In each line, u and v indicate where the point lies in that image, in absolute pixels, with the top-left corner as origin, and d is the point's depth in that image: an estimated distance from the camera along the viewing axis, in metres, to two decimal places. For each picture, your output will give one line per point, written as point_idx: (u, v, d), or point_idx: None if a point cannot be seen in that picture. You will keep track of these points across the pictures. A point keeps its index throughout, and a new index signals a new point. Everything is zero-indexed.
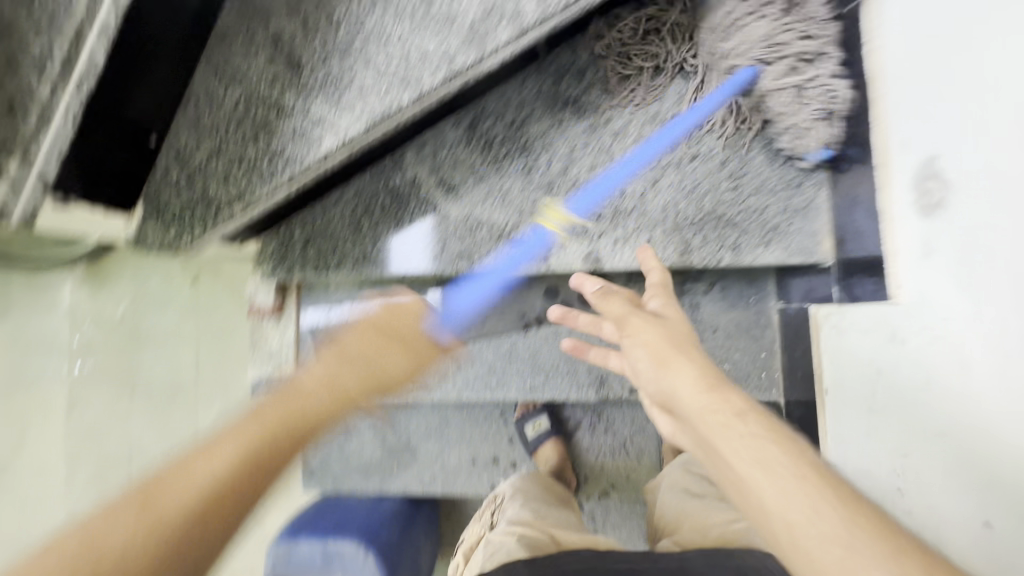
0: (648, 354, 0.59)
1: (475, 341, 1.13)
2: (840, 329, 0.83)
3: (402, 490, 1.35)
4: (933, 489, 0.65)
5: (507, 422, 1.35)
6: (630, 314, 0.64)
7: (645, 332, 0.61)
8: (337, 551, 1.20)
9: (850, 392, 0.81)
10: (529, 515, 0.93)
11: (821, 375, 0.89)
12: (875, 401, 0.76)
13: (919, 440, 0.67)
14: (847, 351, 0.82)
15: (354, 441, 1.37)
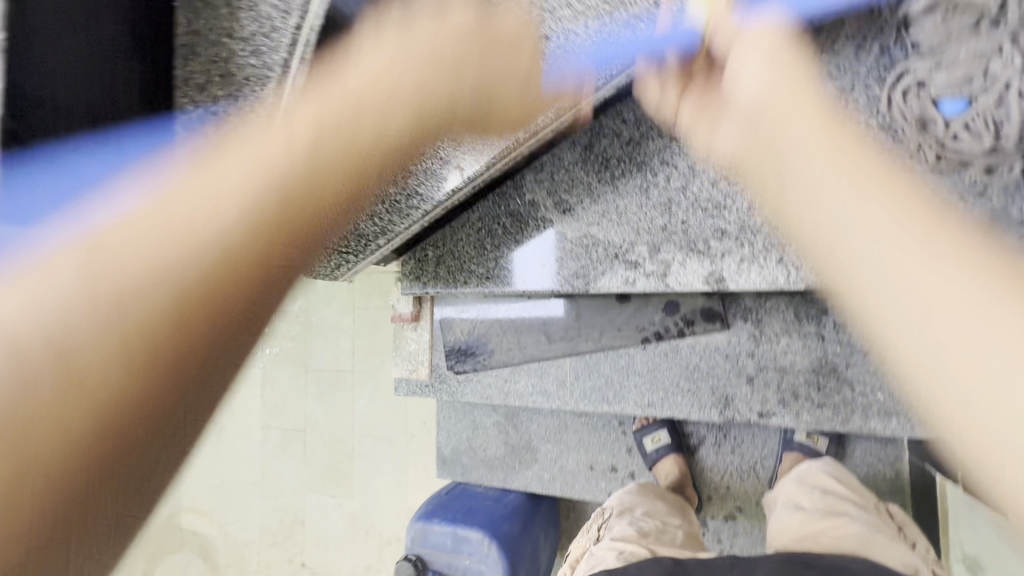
0: (770, 85, 0.61)
1: (593, 352, 1.14)
2: None
3: (524, 486, 1.43)
4: None
5: (626, 432, 1.35)
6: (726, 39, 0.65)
7: (749, 46, 0.62)
8: (464, 537, 1.29)
9: None
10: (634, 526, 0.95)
11: None
12: None
13: None
14: None
15: (481, 436, 1.49)
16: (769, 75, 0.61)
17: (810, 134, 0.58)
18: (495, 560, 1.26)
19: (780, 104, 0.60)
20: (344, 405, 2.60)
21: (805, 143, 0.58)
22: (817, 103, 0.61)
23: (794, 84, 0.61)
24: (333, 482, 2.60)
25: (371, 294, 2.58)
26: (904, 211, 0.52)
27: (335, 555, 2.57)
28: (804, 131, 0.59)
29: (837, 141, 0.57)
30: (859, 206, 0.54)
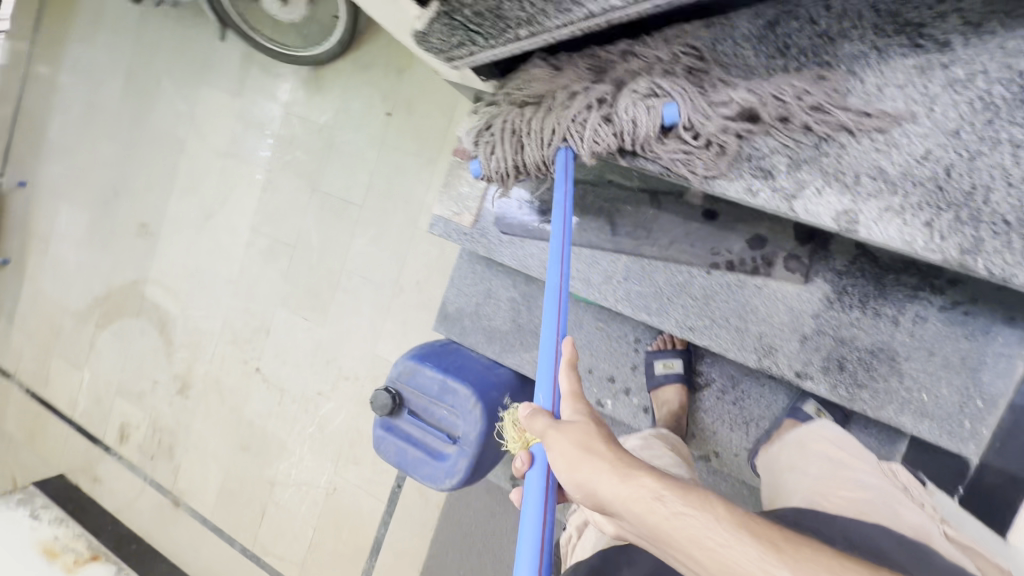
0: (568, 456, 0.68)
1: (654, 259, 1.07)
2: None
3: (516, 366, 1.43)
4: None
5: (638, 350, 1.33)
6: (549, 431, 0.72)
7: (560, 444, 0.70)
8: (452, 389, 1.27)
9: None
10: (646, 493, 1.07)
11: None
12: None
13: None
14: None
15: (490, 305, 1.45)
16: (561, 439, 0.70)
17: (601, 476, 0.65)
18: (476, 419, 1.24)
19: (574, 467, 0.67)
20: (342, 237, 2.52)
21: (600, 482, 0.65)
22: (598, 436, 0.70)
23: (578, 433, 0.70)
24: (308, 306, 2.58)
25: (403, 135, 2.40)
26: (676, 494, 0.61)
27: (290, 372, 2.62)
28: (604, 486, 0.65)
29: (615, 468, 0.66)
30: (688, 541, 0.58)
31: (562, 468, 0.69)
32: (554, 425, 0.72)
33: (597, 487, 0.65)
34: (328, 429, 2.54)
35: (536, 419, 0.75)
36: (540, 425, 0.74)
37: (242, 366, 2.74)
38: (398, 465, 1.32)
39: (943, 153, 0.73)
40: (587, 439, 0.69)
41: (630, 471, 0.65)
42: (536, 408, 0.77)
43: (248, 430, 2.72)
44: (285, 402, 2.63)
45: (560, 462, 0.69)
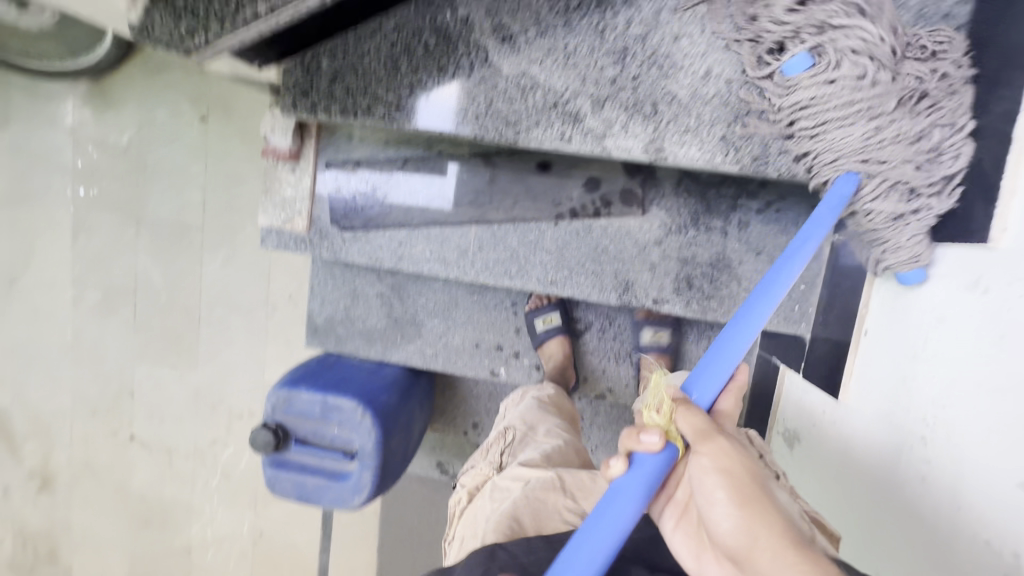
0: (736, 491, 0.51)
1: (502, 223, 1.06)
2: (903, 275, 0.78)
3: (404, 360, 1.37)
4: (958, 450, 0.64)
5: (517, 313, 1.33)
6: (718, 434, 0.55)
7: (734, 462, 0.53)
8: (336, 406, 1.19)
9: (896, 337, 0.78)
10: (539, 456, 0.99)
11: (864, 315, 0.86)
12: (924, 346, 0.72)
13: (958, 404, 0.65)
14: (902, 298, 0.78)
15: (360, 305, 1.36)
16: (730, 459, 0.53)
17: (770, 528, 0.49)
18: (369, 429, 1.18)
19: (742, 504, 0.51)
20: (189, 267, 2.23)
21: (762, 540, 0.48)
22: (768, 480, 0.54)
23: (754, 471, 0.54)
24: (172, 352, 2.28)
25: (228, 139, 2.13)
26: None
27: (173, 429, 2.33)
28: (769, 548, 0.47)
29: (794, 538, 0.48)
30: None
31: (720, 493, 0.52)
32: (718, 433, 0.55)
33: (760, 539, 0.48)
34: (235, 476, 2.32)
35: (688, 413, 0.58)
36: (695, 424, 0.56)
37: (112, 438, 2.38)
38: (300, 498, 1.23)
39: (720, 69, 0.76)
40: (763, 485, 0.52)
41: (823, 563, 0.46)
42: (693, 405, 0.59)
43: (143, 504, 2.41)
44: (177, 462, 2.35)
45: (716, 481, 0.52)
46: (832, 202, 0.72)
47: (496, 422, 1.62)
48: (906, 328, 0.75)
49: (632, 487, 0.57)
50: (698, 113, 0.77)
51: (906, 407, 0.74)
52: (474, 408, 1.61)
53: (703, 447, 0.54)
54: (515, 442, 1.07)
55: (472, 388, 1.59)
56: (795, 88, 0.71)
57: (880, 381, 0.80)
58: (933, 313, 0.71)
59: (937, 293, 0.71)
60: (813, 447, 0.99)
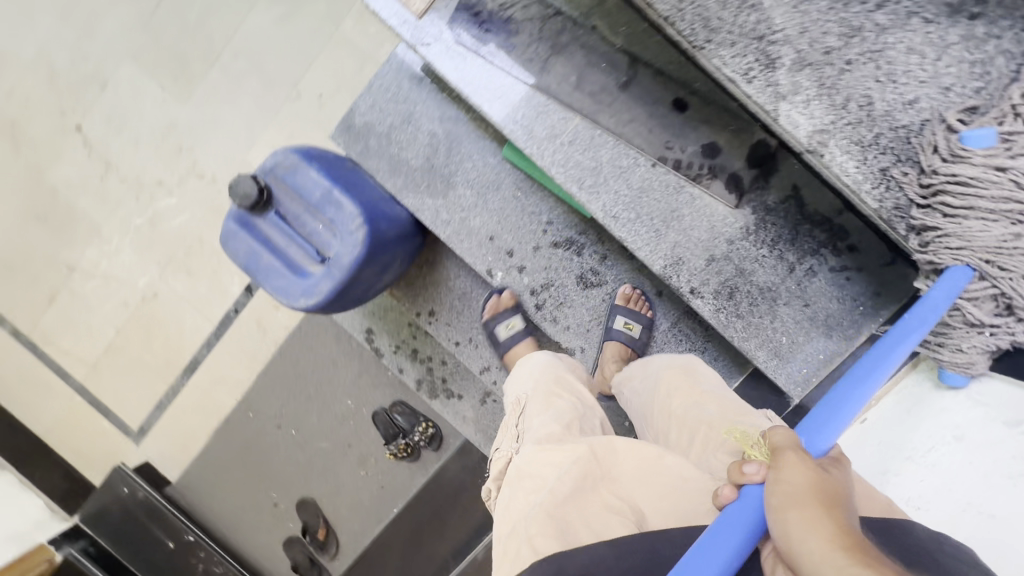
0: (806, 502, 0.57)
1: (606, 132, 0.97)
2: (938, 386, 0.80)
3: (415, 209, 1.27)
4: None
5: (546, 233, 1.25)
6: (795, 453, 0.62)
7: (806, 477, 0.59)
8: (337, 202, 1.07)
9: (896, 434, 0.81)
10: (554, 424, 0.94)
11: (870, 404, 0.89)
12: (924, 454, 0.76)
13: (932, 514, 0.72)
14: (926, 406, 0.80)
15: (406, 132, 1.25)
16: (798, 473, 0.60)
17: (819, 528, 0.55)
18: (355, 244, 1.08)
19: (789, 510, 0.57)
20: (236, 2, 1.98)
21: (810, 534, 0.55)
22: (845, 502, 0.59)
23: (822, 486, 0.59)
24: (169, 75, 2.05)
25: None
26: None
27: (123, 149, 2.11)
28: (814, 543, 0.54)
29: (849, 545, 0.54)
30: None
31: (778, 499, 0.59)
32: (796, 452, 0.62)
33: (809, 539, 0.55)
34: (159, 230, 2.13)
35: (776, 437, 0.65)
36: (779, 441, 0.64)
37: (56, 117, 2.12)
38: (246, 268, 1.12)
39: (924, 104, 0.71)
40: (828, 496, 0.58)
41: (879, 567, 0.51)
42: (788, 430, 0.66)
43: (50, 201, 2.18)
44: (110, 180, 2.13)
45: (783, 493, 0.59)
46: (946, 287, 0.71)
47: (451, 323, 1.56)
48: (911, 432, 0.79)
49: (738, 508, 0.63)
50: (879, 133, 0.72)
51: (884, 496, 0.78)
52: (440, 298, 1.55)
53: (778, 462, 0.62)
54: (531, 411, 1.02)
55: (450, 279, 1.52)
56: (962, 159, 0.68)
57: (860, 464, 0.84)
58: (952, 430, 0.74)
59: (966, 413, 0.75)
60: None
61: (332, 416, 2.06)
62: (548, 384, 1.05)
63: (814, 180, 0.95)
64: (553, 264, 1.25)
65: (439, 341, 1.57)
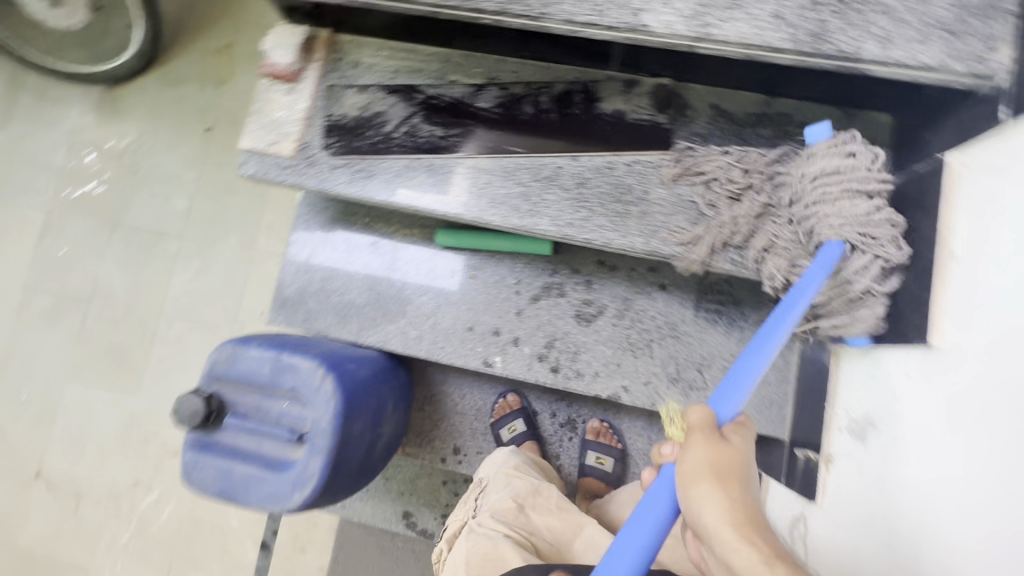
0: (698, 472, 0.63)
1: (518, 156, 0.94)
2: (864, 364, 0.85)
3: (382, 342, 1.16)
4: (894, 518, 0.73)
5: (519, 292, 1.14)
6: (696, 431, 0.66)
7: (697, 448, 0.64)
8: (290, 366, 0.94)
9: (862, 414, 0.84)
10: (508, 502, 1.04)
11: (836, 387, 0.92)
12: (878, 423, 0.80)
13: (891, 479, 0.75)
14: (865, 381, 0.85)
15: (340, 278, 1.19)
16: (700, 449, 0.64)
17: (711, 502, 0.60)
18: (328, 399, 0.92)
19: (691, 481, 0.62)
20: (156, 277, 2.03)
21: (708, 511, 0.60)
22: (742, 479, 0.62)
23: (720, 457, 0.63)
24: (114, 373, 1.99)
25: (226, 151, 2.06)
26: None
27: (89, 470, 1.95)
28: (709, 512, 0.60)
29: (738, 511, 0.60)
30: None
31: (682, 468, 0.64)
32: (699, 427, 0.67)
33: (703, 506, 0.60)
34: (149, 534, 1.88)
35: (694, 414, 0.68)
36: (694, 418, 0.68)
37: (12, 473, 1.98)
38: (222, 495, 0.93)
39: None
40: (725, 470, 0.62)
41: (758, 539, 0.57)
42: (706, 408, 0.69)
43: (25, 569, 1.92)
44: (84, 509, 1.93)
45: (687, 465, 0.64)
46: (820, 258, 0.78)
47: (482, 448, 1.36)
48: (859, 406, 0.85)
49: (660, 484, 0.67)
50: None
51: (858, 486, 0.82)
52: (456, 428, 1.36)
53: (687, 440, 0.66)
54: (489, 483, 1.10)
55: (457, 402, 1.36)
56: None
57: (845, 468, 0.86)
58: (886, 391, 0.79)
59: (879, 379, 0.81)
60: (894, 426, 0.76)
61: None
62: (508, 466, 1.11)
63: (725, 90, 0.92)
64: (544, 318, 1.13)
65: None
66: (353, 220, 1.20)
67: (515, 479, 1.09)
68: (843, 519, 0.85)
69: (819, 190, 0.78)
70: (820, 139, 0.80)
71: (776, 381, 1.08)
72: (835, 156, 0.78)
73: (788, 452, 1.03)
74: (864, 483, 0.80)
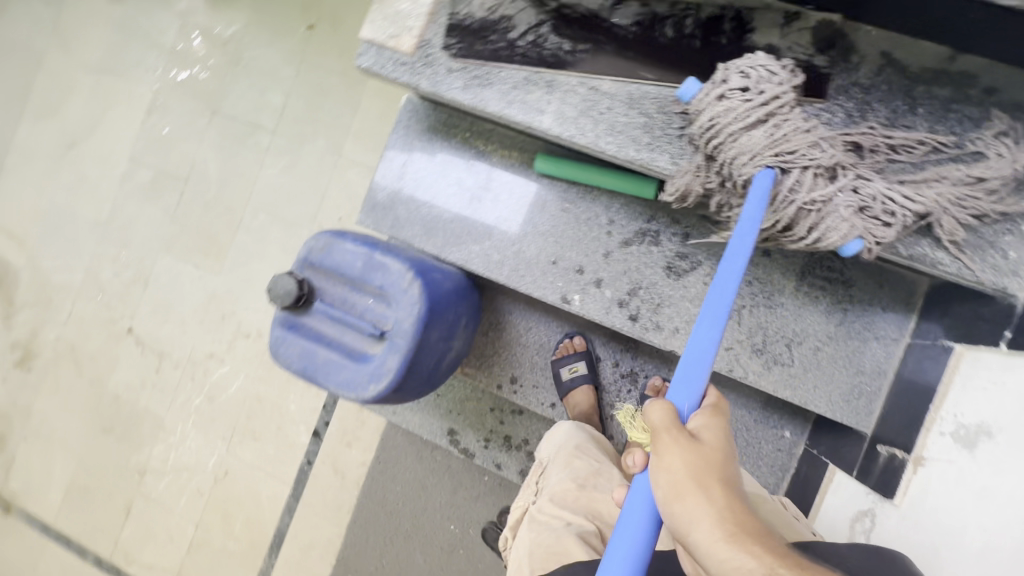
0: (681, 486, 0.61)
1: (648, 84, 0.87)
2: (990, 370, 0.78)
3: (463, 261, 1.16)
4: (997, 532, 0.67)
5: (611, 234, 1.10)
6: (668, 435, 0.63)
7: (675, 459, 0.62)
8: (380, 266, 0.96)
9: (978, 420, 0.77)
10: (568, 483, 1.06)
11: (946, 391, 0.85)
12: (998, 431, 0.73)
13: (1003, 494, 0.68)
14: (990, 386, 0.77)
15: (431, 190, 1.18)
16: (677, 459, 0.62)
17: (701, 517, 0.59)
18: (413, 302, 0.94)
19: (679, 495, 0.61)
20: (246, 168, 2.11)
21: (699, 526, 0.59)
22: (723, 480, 0.61)
23: (699, 461, 0.62)
24: (201, 252, 2.13)
25: (325, 52, 2.05)
26: None
27: (171, 335, 2.13)
28: (700, 529, 0.59)
29: (729, 520, 0.59)
30: None
31: (661, 481, 0.62)
32: (671, 430, 0.63)
33: (695, 524, 0.59)
34: (218, 402, 2.06)
35: (657, 414, 0.65)
36: (659, 423, 0.65)
37: (108, 326, 2.20)
38: (302, 373, 0.98)
39: (940, 197, 0.74)
40: (707, 477, 0.61)
41: (751, 546, 0.57)
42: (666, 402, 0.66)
43: (113, 410, 2.17)
44: (165, 369, 2.13)
45: (665, 478, 0.62)
46: (755, 194, 0.74)
47: (538, 383, 1.37)
48: (974, 411, 0.78)
49: (635, 497, 0.65)
50: None
51: (955, 493, 0.76)
52: (516, 359, 1.37)
53: (658, 447, 0.63)
54: (548, 465, 1.13)
55: (521, 334, 1.36)
56: None
57: (941, 475, 0.79)
58: (1018, 401, 0.71)
59: (1009, 387, 0.74)
60: (1017, 437, 0.69)
61: (439, 548, 1.78)
62: (567, 445, 1.12)
63: (901, 37, 0.80)
64: (632, 265, 1.09)
65: (531, 408, 1.37)
66: (452, 133, 1.18)
67: (575, 459, 1.09)
68: (927, 525, 0.79)
69: (716, 130, 0.78)
70: (695, 91, 0.80)
71: (871, 372, 1.00)
72: (713, 101, 0.78)
73: (868, 447, 0.97)
74: (962, 491, 0.75)
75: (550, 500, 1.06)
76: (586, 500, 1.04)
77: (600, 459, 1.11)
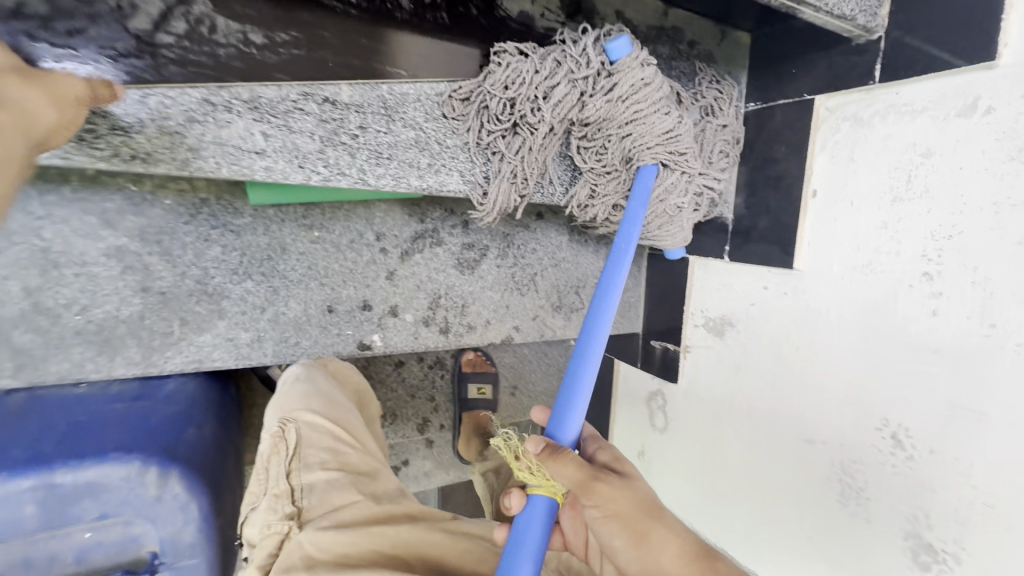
0: (625, 531, 0.56)
1: (402, 81, 0.63)
2: (718, 275, 1.02)
3: (195, 364, 0.78)
4: (753, 398, 0.96)
5: (386, 252, 0.88)
6: (598, 476, 0.58)
7: (616, 501, 0.57)
8: (88, 488, 0.60)
9: (720, 315, 1.02)
10: (346, 487, 0.72)
11: (689, 293, 1.08)
12: (737, 323, 0.99)
13: (750, 370, 0.96)
14: (722, 287, 1.01)
15: (70, 284, 0.69)
16: (618, 497, 0.57)
17: (665, 547, 0.56)
18: (178, 508, 0.63)
19: (637, 537, 0.56)
20: None
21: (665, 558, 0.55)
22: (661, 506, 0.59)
23: (636, 496, 0.58)
24: None
25: None
26: None
27: None
28: (667, 561, 0.55)
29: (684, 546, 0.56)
30: None
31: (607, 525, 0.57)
32: (594, 472, 0.58)
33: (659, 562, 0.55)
34: None
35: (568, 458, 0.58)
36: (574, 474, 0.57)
37: None
38: None
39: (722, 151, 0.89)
40: (648, 511, 0.57)
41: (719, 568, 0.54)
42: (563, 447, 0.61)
43: None
44: None
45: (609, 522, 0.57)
46: (642, 194, 0.75)
47: None
48: (714, 307, 1.03)
49: (525, 529, 0.58)
50: None
51: (716, 371, 1.04)
52: None
53: (582, 490, 0.57)
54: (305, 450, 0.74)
55: None
56: None
57: (704, 360, 1.06)
58: (746, 298, 0.96)
59: (737, 286, 0.98)
60: (752, 326, 0.96)
61: None
62: (331, 422, 0.78)
63: None
64: (423, 276, 0.92)
65: None
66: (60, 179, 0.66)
67: (344, 450, 0.78)
68: (703, 396, 1.07)
69: (637, 107, 0.69)
70: (625, 55, 0.66)
71: (631, 284, 1.20)
72: (641, 70, 0.67)
73: (644, 342, 1.21)
74: (722, 368, 1.03)
75: (325, 522, 0.66)
76: (378, 507, 0.72)
77: (370, 451, 0.81)
